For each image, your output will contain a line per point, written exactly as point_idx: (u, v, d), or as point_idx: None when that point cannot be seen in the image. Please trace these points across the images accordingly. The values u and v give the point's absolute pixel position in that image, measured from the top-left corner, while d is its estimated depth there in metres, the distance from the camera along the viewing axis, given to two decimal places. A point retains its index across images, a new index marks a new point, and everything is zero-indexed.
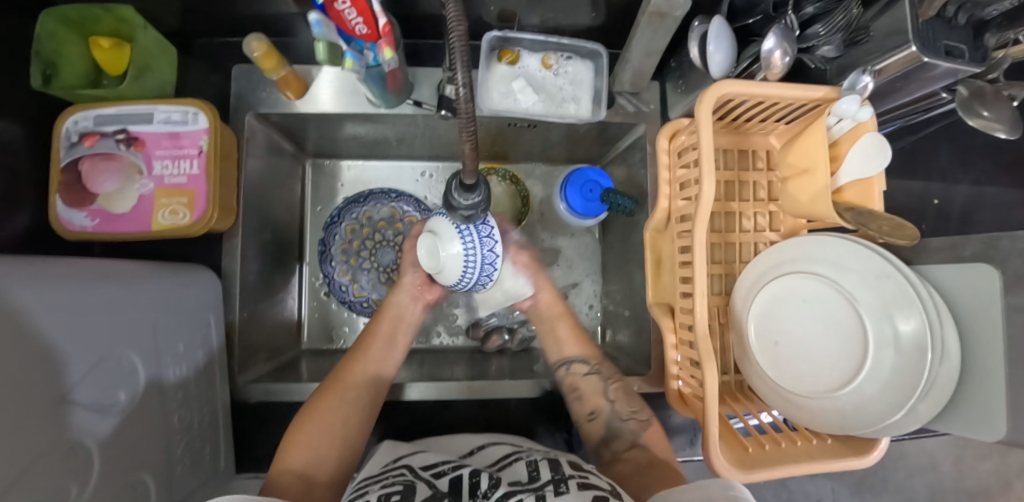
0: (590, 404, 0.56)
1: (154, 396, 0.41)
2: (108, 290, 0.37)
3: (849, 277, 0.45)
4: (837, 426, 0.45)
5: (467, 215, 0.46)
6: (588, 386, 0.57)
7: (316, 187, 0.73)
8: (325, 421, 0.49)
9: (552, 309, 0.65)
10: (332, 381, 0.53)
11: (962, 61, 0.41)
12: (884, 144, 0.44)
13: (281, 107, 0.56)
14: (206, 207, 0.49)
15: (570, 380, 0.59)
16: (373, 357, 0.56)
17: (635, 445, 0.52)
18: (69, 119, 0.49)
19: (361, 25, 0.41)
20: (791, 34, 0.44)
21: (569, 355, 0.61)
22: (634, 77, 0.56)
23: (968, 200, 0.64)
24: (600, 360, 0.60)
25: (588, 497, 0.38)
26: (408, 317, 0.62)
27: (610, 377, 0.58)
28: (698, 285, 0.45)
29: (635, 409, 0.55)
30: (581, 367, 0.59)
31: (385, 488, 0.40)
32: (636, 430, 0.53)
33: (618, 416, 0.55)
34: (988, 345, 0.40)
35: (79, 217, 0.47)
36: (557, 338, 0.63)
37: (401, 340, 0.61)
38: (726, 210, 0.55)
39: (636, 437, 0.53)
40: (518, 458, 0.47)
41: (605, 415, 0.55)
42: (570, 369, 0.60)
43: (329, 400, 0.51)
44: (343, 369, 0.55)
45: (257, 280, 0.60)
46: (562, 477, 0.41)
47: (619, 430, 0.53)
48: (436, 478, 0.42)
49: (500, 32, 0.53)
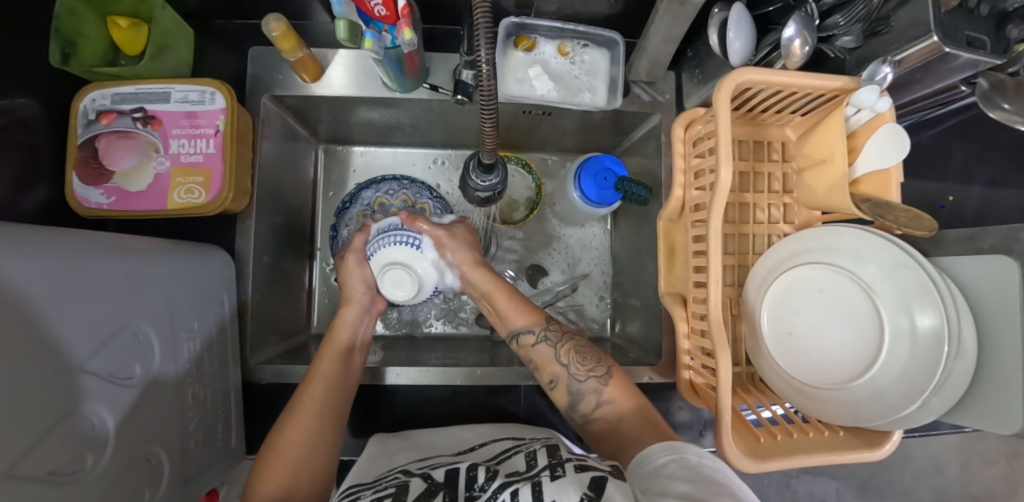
0: (548, 372, 0.54)
1: (170, 370, 0.41)
2: (123, 262, 0.37)
3: (867, 267, 0.45)
4: (850, 416, 0.45)
5: (484, 195, 0.51)
6: (541, 356, 0.55)
7: (329, 172, 0.73)
8: (286, 452, 0.46)
9: (484, 284, 0.60)
10: (285, 413, 0.50)
11: (984, 52, 0.40)
12: (903, 136, 0.44)
13: (297, 90, 0.57)
14: (222, 187, 0.49)
15: (524, 352, 0.56)
16: (346, 322, 0.58)
17: (601, 403, 0.51)
18: (87, 97, 0.49)
19: (381, 6, 0.42)
20: (811, 22, 0.44)
21: (516, 325, 0.57)
22: (651, 67, 0.56)
23: (984, 199, 0.64)
24: (548, 324, 0.56)
25: (585, 479, 0.38)
26: (361, 332, 0.59)
27: (560, 339, 0.55)
28: (712, 274, 0.45)
29: (592, 366, 0.52)
30: (530, 338, 0.56)
31: (377, 493, 0.41)
32: (599, 388, 0.51)
33: (576, 378, 0.52)
34: (1006, 336, 0.40)
35: (95, 195, 0.48)
36: (498, 311, 0.59)
37: (358, 358, 0.58)
38: (740, 201, 0.55)
39: (600, 396, 0.51)
40: (518, 450, 0.46)
41: (564, 381, 0.53)
42: (520, 341, 0.56)
43: (286, 432, 0.47)
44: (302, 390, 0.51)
45: (269, 263, 0.60)
46: (559, 461, 0.41)
47: (587, 392, 0.51)
48: (430, 471, 0.43)
49: (517, 18, 0.53)
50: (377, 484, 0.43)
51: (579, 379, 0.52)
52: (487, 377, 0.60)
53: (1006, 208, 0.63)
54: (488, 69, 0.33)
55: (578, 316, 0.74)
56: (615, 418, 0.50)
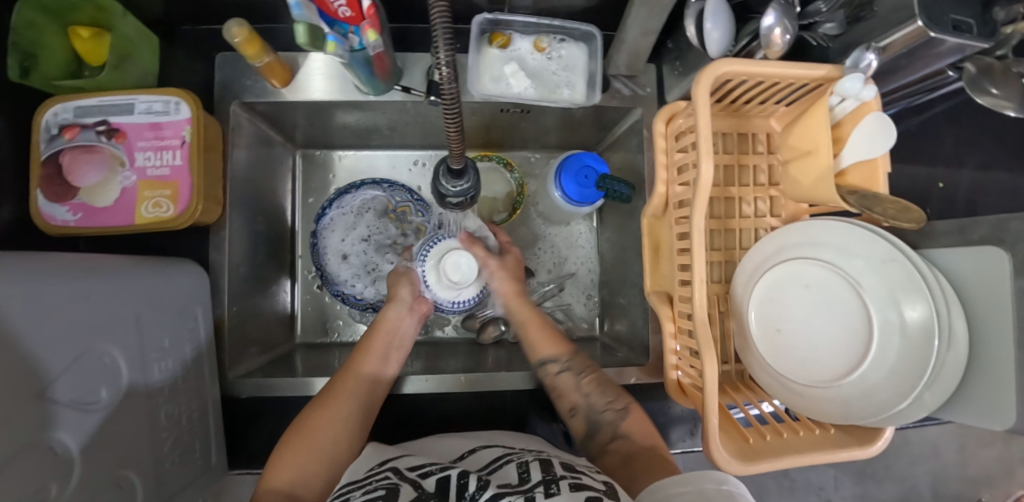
0: (568, 400, 0.54)
1: (140, 392, 0.40)
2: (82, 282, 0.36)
3: (853, 262, 0.44)
4: (841, 415, 0.44)
5: (457, 201, 0.49)
6: (564, 384, 0.55)
7: (308, 178, 0.72)
8: (312, 437, 0.47)
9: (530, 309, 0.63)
10: (318, 400, 0.51)
11: (970, 36, 0.39)
12: (889, 124, 0.42)
13: (267, 97, 0.55)
14: (190, 199, 0.47)
15: (548, 382, 0.56)
16: (391, 319, 0.60)
17: (618, 435, 0.50)
18: (49, 110, 0.47)
19: (344, 8, 0.41)
20: (792, 10, 0.42)
21: (543, 355, 0.57)
22: (630, 60, 0.54)
23: (975, 183, 0.62)
24: (574, 355, 0.57)
25: (580, 498, 0.36)
26: (404, 330, 0.61)
27: (582, 371, 0.55)
28: (697, 273, 0.44)
29: (611, 397, 0.53)
30: (555, 367, 0.56)
31: (367, 493, 0.39)
32: (615, 421, 0.51)
33: (595, 408, 0.52)
34: (998, 327, 0.39)
35: (61, 212, 0.46)
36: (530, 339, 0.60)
37: (395, 356, 0.59)
38: (725, 195, 0.54)
39: (617, 428, 0.50)
40: (509, 460, 0.45)
41: (584, 412, 0.52)
42: (545, 370, 0.57)
43: (318, 416, 0.49)
44: (335, 381, 0.53)
45: (247, 273, 0.58)
46: (553, 478, 0.40)
47: (605, 423, 0.51)
48: (422, 479, 0.41)
49: (491, 15, 0.51)
50: (368, 482, 0.42)
51: (599, 409, 0.52)
52: (472, 384, 0.59)
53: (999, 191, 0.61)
54: (449, 70, 0.31)
55: (566, 316, 0.73)
56: (629, 451, 0.47)
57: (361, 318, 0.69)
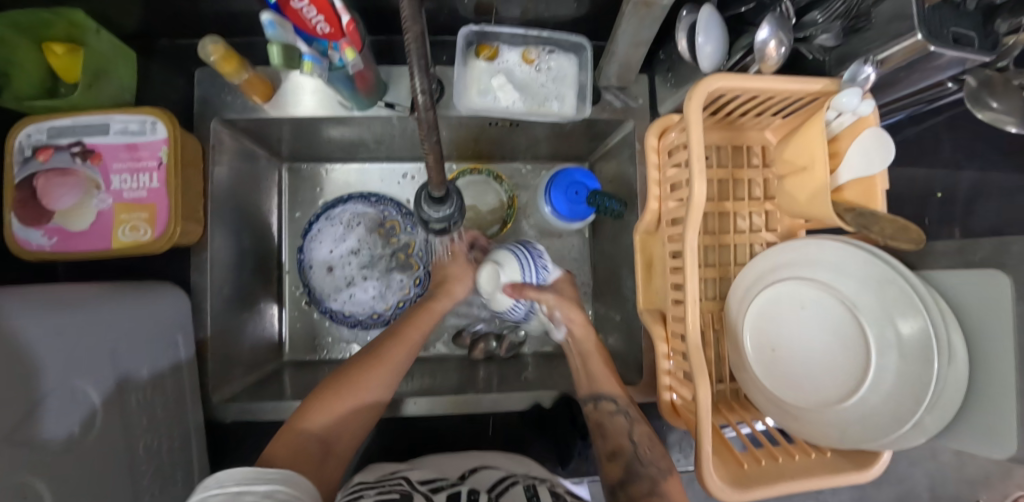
0: (613, 443, 0.50)
1: (115, 426, 0.39)
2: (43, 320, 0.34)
3: (848, 281, 0.43)
4: (838, 438, 0.43)
5: (439, 228, 0.47)
6: (614, 427, 0.51)
7: (295, 192, 0.70)
8: (359, 390, 0.47)
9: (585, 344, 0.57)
10: (367, 355, 0.51)
11: (972, 49, 0.37)
12: (886, 138, 0.41)
13: (248, 113, 0.53)
14: (168, 222, 0.46)
15: (596, 418, 0.52)
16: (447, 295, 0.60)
17: (654, 494, 0.45)
18: (22, 131, 0.46)
19: (323, 24, 0.40)
20: (787, 22, 0.41)
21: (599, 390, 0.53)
22: (621, 71, 0.53)
23: (977, 184, 0.61)
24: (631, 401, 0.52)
25: None
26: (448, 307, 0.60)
27: (636, 418, 0.51)
28: (691, 295, 0.42)
29: (660, 453, 0.48)
30: (610, 406, 0.52)
31: (381, 493, 0.37)
32: (657, 478, 0.46)
33: (640, 459, 0.48)
34: (997, 352, 0.37)
35: (36, 236, 0.45)
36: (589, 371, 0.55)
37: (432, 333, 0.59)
38: (720, 210, 0.52)
39: (655, 486, 0.46)
40: (515, 482, 0.44)
41: (627, 458, 0.48)
42: (597, 406, 0.52)
43: (368, 373, 0.49)
44: (384, 343, 0.53)
45: (232, 293, 0.57)
46: None
47: (643, 476, 0.47)
48: (434, 492, 0.39)
49: (478, 26, 0.50)
50: (381, 486, 0.40)
51: (644, 462, 0.47)
52: (461, 405, 0.56)
53: (1002, 191, 0.61)
54: (425, 99, 0.30)
55: None
56: None
57: (351, 335, 0.68)
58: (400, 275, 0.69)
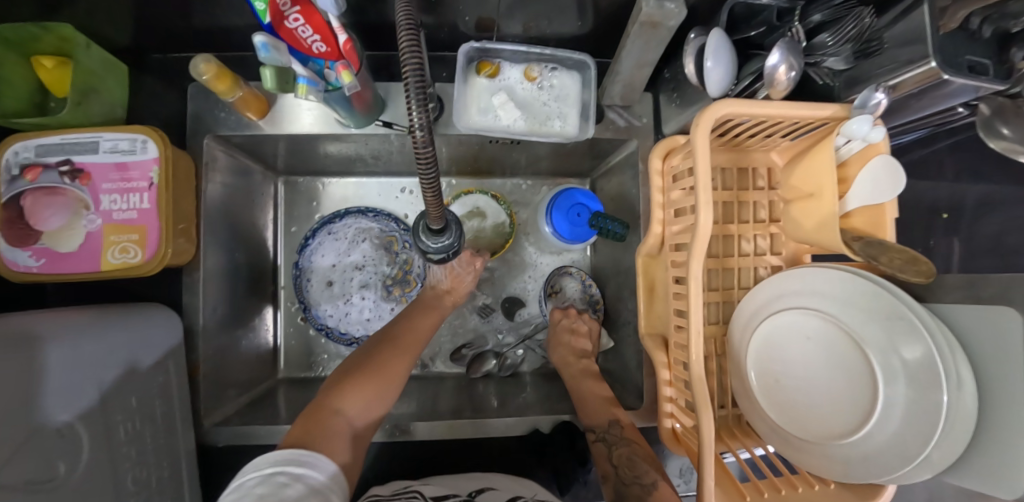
0: (602, 468, 0.50)
1: (102, 460, 0.38)
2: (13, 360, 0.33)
3: (856, 314, 0.42)
4: (841, 473, 0.42)
5: (439, 257, 0.46)
6: (599, 451, 0.50)
7: (291, 206, 0.69)
8: (381, 375, 0.50)
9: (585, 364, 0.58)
10: (386, 345, 0.54)
11: (985, 77, 0.36)
12: (900, 170, 0.39)
13: (243, 129, 0.52)
14: (159, 244, 0.45)
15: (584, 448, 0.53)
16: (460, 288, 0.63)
17: None
18: (8, 149, 0.45)
19: (319, 43, 0.39)
20: (797, 46, 0.39)
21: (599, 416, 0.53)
22: (625, 91, 0.51)
23: (982, 200, 0.60)
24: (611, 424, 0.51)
25: None
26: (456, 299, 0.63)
27: (618, 442, 0.50)
28: (694, 324, 0.41)
29: (640, 472, 0.46)
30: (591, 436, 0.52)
31: None
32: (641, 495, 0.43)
33: (622, 480, 0.46)
34: (1008, 391, 0.36)
35: (23, 258, 0.44)
36: (596, 399, 0.55)
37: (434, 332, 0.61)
38: (724, 233, 0.51)
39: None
40: None
41: (613, 481, 0.47)
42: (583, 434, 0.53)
43: (387, 361, 0.52)
44: (399, 335, 0.56)
45: (225, 313, 0.56)
46: None
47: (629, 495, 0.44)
48: None
49: (478, 43, 0.49)
50: None
51: (625, 481, 0.45)
52: (456, 430, 0.55)
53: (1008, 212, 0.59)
54: (423, 134, 0.28)
55: None
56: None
57: (346, 352, 0.67)
58: (393, 304, 0.68)
